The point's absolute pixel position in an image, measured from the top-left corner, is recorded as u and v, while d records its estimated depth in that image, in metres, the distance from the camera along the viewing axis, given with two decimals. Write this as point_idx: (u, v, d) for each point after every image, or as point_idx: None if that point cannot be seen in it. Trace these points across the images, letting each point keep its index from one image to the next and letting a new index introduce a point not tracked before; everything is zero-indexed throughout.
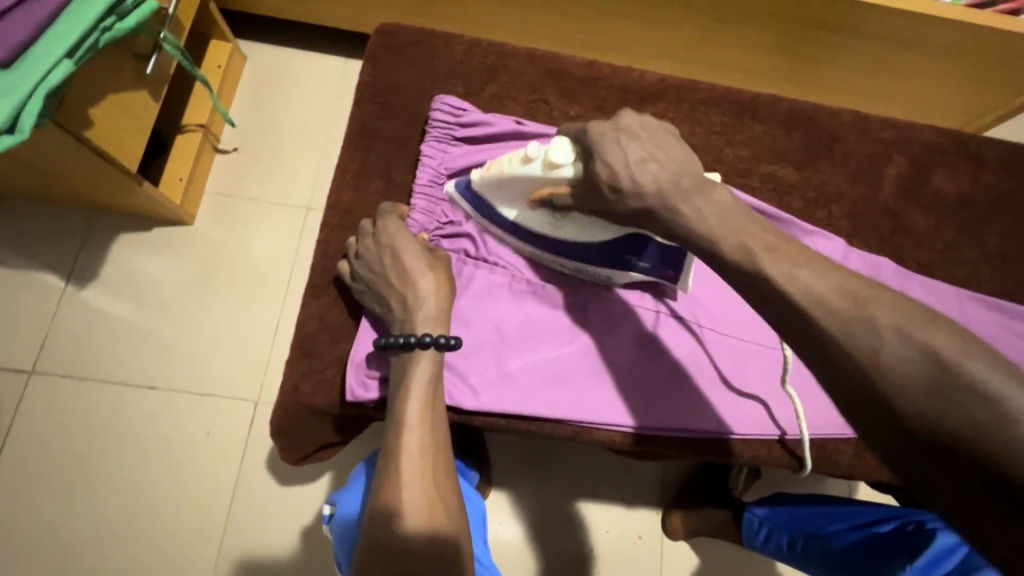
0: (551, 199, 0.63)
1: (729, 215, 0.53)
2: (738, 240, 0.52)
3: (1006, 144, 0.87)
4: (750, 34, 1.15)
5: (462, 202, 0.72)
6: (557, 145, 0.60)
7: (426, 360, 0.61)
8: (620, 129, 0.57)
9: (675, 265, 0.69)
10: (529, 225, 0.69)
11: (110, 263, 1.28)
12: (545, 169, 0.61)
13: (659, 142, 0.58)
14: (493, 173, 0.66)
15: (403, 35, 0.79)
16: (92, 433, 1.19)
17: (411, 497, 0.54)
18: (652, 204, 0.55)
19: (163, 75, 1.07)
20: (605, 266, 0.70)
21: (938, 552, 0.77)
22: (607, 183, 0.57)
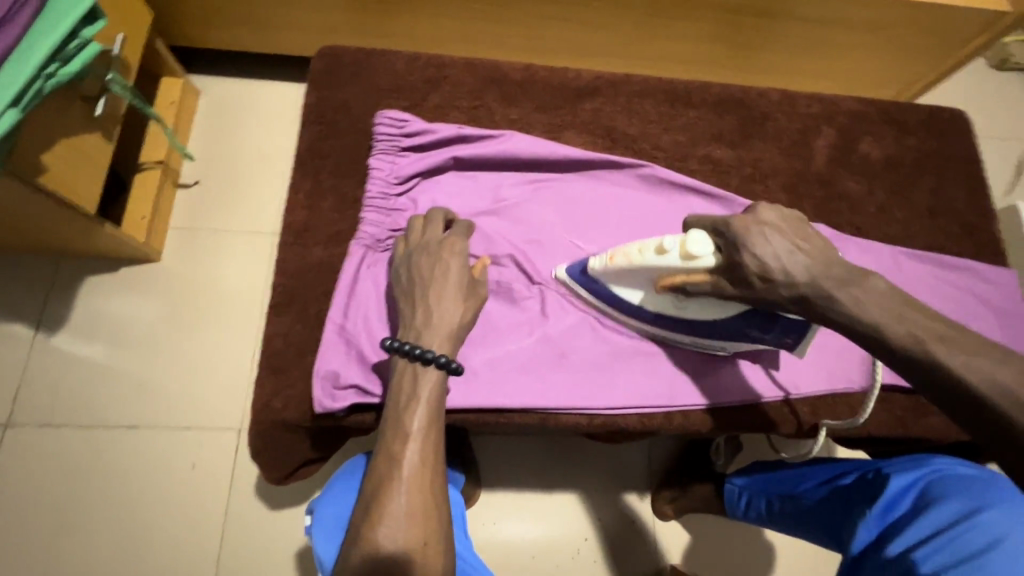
0: (685, 285, 0.66)
1: (887, 300, 0.57)
2: (908, 328, 0.55)
3: (925, 108, 0.93)
4: (687, 26, 1.20)
5: (575, 288, 0.75)
6: (693, 237, 0.65)
7: (430, 378, 0.62)
8: (761, 223, 0.63)
9: (797, 336, 0.68)
10: (654, 307, 0.72)
11: (79, 307, 1.28)
12: (683, 259, 0.65)
13: (797, 232, 0.63)
14: (618, 261, 0.69)
15: (344, 57, 0.82)
16: (76, 480, 1.18)
17: (408, 506, 0.55)
18: (807, 293, 0.60)
19: (113, 116, 1.08)
20: (726, 339, 0.72)
21: (890, 498, 0.83)
22: (756, 273, 0.61)
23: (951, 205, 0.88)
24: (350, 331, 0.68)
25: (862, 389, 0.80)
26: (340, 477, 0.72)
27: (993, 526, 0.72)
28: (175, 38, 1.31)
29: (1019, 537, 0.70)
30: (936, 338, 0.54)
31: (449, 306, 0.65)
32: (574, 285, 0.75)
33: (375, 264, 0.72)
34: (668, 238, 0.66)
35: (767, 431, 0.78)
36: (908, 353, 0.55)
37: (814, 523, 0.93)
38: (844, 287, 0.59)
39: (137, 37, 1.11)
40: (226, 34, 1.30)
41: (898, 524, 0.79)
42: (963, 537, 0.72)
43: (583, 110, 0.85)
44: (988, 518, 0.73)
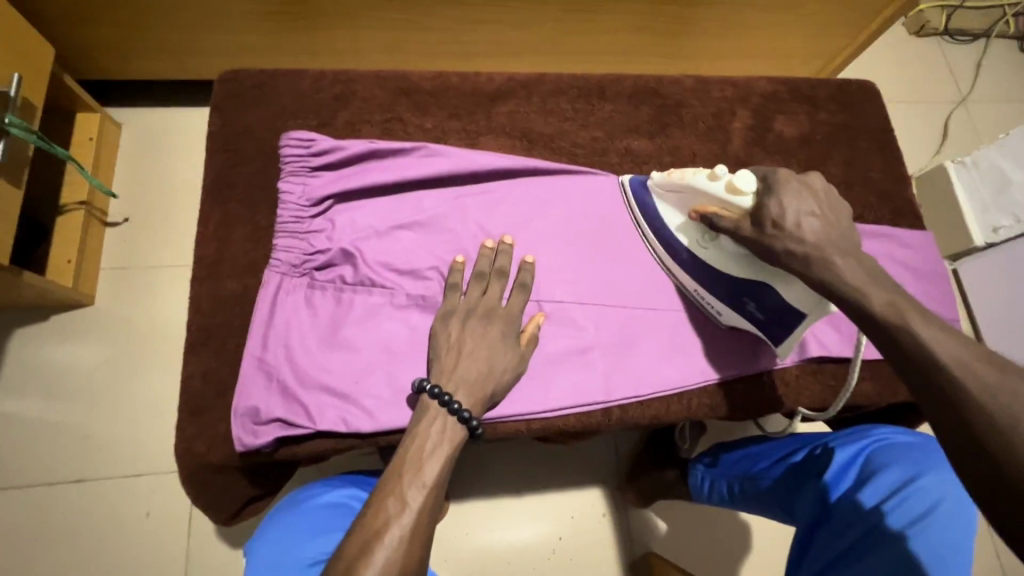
0: (713, 217, 0.71)
1: (882, 283, 0.59)
2: (890, 299, 0.57)
3: (835, 82, 0.95)
4: (607, 19, 1.20)
5: (631, 198, 0.82)
6: (742, 177, 0.69)
7: (451, 432, 0.61)
8: (806, 184, 0.66)
9: (789, 331, 0.74)
10: (680, 235, 0.77)
11: (9, 362, 1.22)
12: (725, 191, 0.69)
13: (831, 205, 0.66)
14: (674, 178, 0.75)
15: (246, 80, 0.80)
16: (23, 542, 1.13)
17: (404, 561, 0.52)
18: (811, 253, 0.63)
19: (17, 161, 1.03)
20: (723, 301, 0.76)
21: (838, 469, 0.84)
22: (774, 218, 0.65)
23: (866, 175, 0.91)
24: (271, 362, 0.67)
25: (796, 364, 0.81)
26: (274, 517, 0.70)
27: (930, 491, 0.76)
28: (85, 71, 1.26)
29: (951, 501, 0.76)
30: (916, 314, 0.55)
31: (479, 370, 0.65)
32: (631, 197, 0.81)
33: (292, 292, 0.70)
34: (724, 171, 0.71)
35: (705, 415, 0.78)
36: (885, 323, 0.56)
37: (772, 501, 0.93)
38: (846, 255, 0.62)
39: (37, 75, 1.07)
40: (138, 63, 1.25)
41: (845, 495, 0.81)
42: (906, 504, 0.76)
43: (497, 113, 0.84)
44: (926, 485, 0.78)
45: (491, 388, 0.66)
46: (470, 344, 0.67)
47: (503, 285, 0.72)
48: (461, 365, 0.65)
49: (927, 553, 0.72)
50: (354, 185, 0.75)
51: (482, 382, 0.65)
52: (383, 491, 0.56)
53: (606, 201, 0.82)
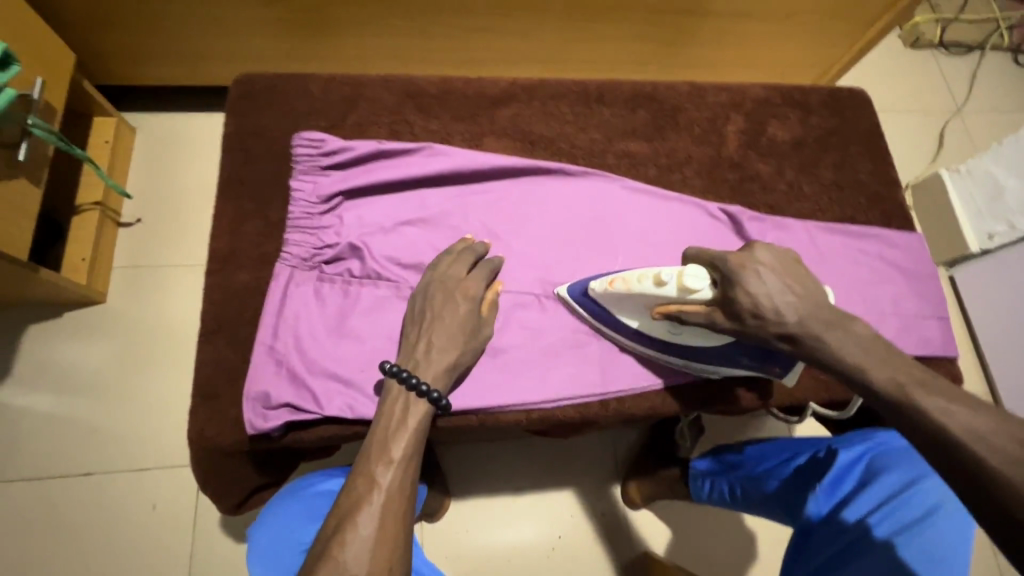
0: (680, 313, 0.70)
1: (870, 346, 0.62)
2: (891, 374, 0.59)
3: (827, 89, 0.98)
4: (606, 28, 1.24)
5: (579, 308, 0.78)
6: (691, 271, 0.68)
7: (416, 413, 0.64)
8: (759, 264, 0.67)
9: (784, 365, 0.73)
10: (649, 331, 0.75)
11: (22, 358, 1.25)
12: (680, 292, 0.68)
13: (791, 273, 0.68)
14: (618, 285, 0.72)
15: (260, 83, 0.84)
16: (32, 533, 1.15)
17: (380, 534, 0.55)
18: (796, 332, 0.65)
19: (38, 160, 1.07)
20: (717, 362, 0.75)
21: (840, 471, 0.86)
22: (750, 310, 0.65)
23: (857, 178, 0.93)
24: (281, 351, 0.69)
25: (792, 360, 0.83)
26: (276, 503, 0.71)
27: (927, 497, 0.79)
28: (102, 77, 1.30)
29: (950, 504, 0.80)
30: (917, 385, 0.57)
31: (446, 345, 0.68)
32: (575, 303, 0.78)
33: (302, 284, 0.73)
34: (666, 269, 0.69)
35: (699, 408, 0.81)
36: (890, 398, 0.59)
37: (773, 502, 0.95)
38: (828, 329, 0.64)
39: (58, 81, 1.10)
40: (153, 69, 1.30)
41: (846, 499, 0.84)
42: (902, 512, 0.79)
43: (500, 116, 0.88)
44: (926, 489, 0.80)
45: (455, 356, 0.69)
46: (437, 321, 0.69)
47: (485, 274, 0.74)
48: (424, 344, 0.68)
49: (925, 556, 0.76)
50: (362, 183, 0.79)
51: (446, 353, 0.68)
52: (355, 474, 0.59)
53: (604, 199, 0.85)
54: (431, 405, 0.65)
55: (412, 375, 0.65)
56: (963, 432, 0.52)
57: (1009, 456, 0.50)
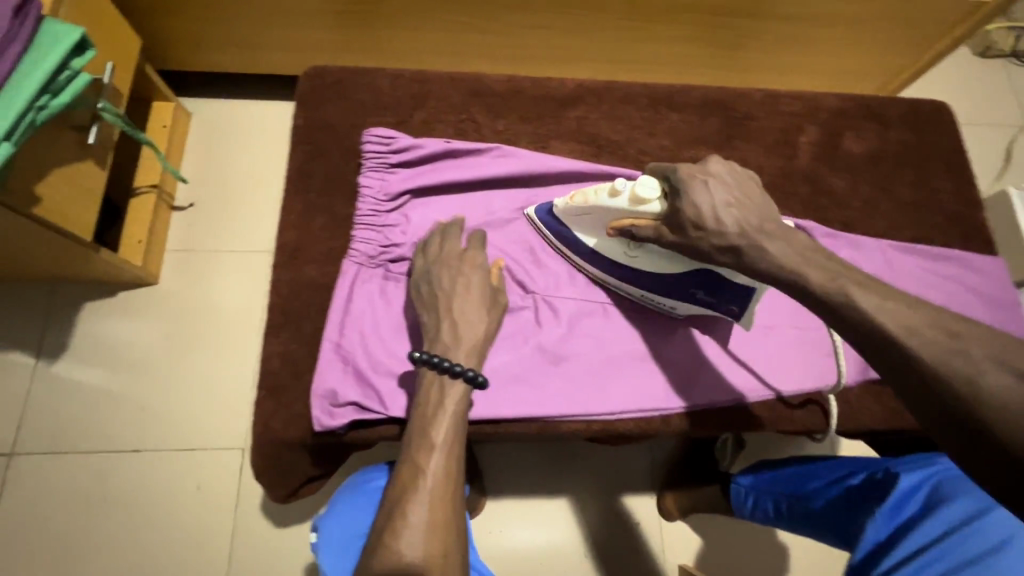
0: (633, 229, 0.70)
1: (810, 256, 0.58)
2: (827, 272, 0.56)
3: (907, 101, 0.94)
4: (669, 28, 1.21)
5: (542, 227, 0.80)
6: (644, 181, 0.68)
7: (454, 392, 0.63)
8: (705, 174, 0.64)
9: (740, 303, 0.73)
10: (606, 253, 0.76)
11: (78, 334, 1.28)
12: (631, 203, 0.68)
13: (741, 186, 0.64)
14: (576, 202, 0.74)
15: (329, 76, 0.84)
16: (83, 505, 1.19)
17: (431, 520, 0.55)
18: (736, 242, 0.61)
19: (105, 144, 1.09)
20: (674, 296, 0.75)
21: (901, 495, 0.82)
22: (692, 220, 0.63)
23: (934, 197, 0.89)
24: (346, 348, 0.70)
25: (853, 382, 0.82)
26: (342, 498, 0.73)
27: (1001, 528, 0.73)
28: (163, 62, 1.32)
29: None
30: (856, 284, 0.55)
31: (473, 319, 0.67)
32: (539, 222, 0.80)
33: (367, 281, 0.74)
34: (622, 180, 0.70)
35: (760, 429, 0.79)
36: (832, 300, 0.56)
37: (826, 523, 0.92)
38: (769, 239, 0.60)
39: (125, 65, 1.12)
40: (212, 56, 1.31)
41: (909, 524, 0.80)
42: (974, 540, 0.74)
43: (567, 118, 0.86)
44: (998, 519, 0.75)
45: (483, 331, 0.67)
46: (458, 297, 0.68)
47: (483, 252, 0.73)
48: (446, 324, 0.66)
49: None
50: (429, 183, 0.79)
51: (474, 328, 0.67)
52: (401, 463, 0.59)
53: None
54: (469, 385, 0.64)
55: (437, 355, 0.64)
56: (896, 327, 0.51)
57: (935, 345, 0.49)
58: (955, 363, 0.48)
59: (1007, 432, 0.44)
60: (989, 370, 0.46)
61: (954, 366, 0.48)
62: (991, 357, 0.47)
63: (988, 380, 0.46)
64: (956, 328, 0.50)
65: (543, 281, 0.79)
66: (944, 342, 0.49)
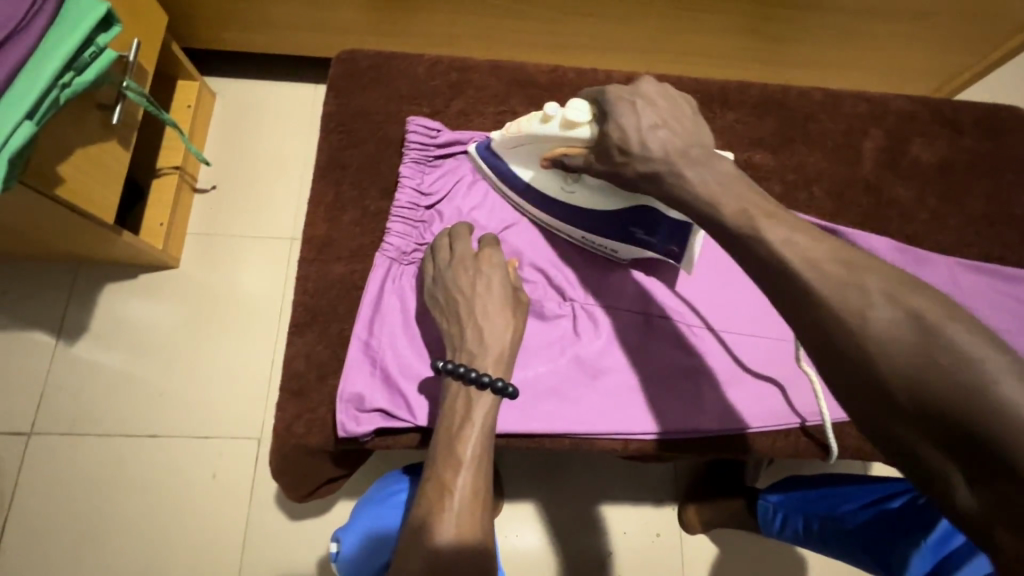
0: (565, 159, 0.67)
1: (732, 183, 0.53)
2: (739, 205, 0.51)
3: (982, 105, 0.87)
4: (718, 19, 1.14)
5: (482, 165, 0.76)
6: (574, 106, 0.63)
7: (483, 403, 0.59)
8: (636, 96, 0.59)
9: (681, 242, 0.71)
10: (541, 188, 0.73)
11: (98, 314, 1.27)
12: (563, 129, 0.64)
13: (673, 110, 0.59)
14: (512, 132, 0.70)
15: (366, 61, 0.80)
16: (99, 487, 1.18)
17: (460, 545, 0.52)
18: (657, 168, 0.56)
19: (129, 124, 1.06)
20: (612, 238, 0.73)
21: (947, 527, 0.77)
22: (617, 145, 0.59)
23: (1008, 211, 0.83)
24: (376, 349, 0.67)
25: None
26: (368, 510, 0.69)
27: None
28: (190, 40, 1.29)
29: None
30: (766, 215, 0.50)
31: (499, 324, 0.62)
32: (481, 161, 0.75)
33: (401, 278, 0.70)
34: (554, 106, 0.66)
35: (803, 455, 0.76)
36: (739, 233, 0.51)
37: (860, 549, 0.86)
38: (694, 166, 0.55)
39: (151, 41, 1.08)
40: (239, 34, 1.27)
41: (959, 552, 0.74)
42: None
43: None
44: None
45: (511, 339, 0.62)
46: (481, 300, 0.63)
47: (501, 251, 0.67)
48: (469, 329, 0.62)
49: None
50: (470, 179, 0.77)
51: (502, 334, 0.62)
52: (427, 480, 0.56)
53: None
54: (497, 395, 0.59)
55: (459, 364, 0.59)
56: (798, 260, 0.47)
57: (833, 280, 0.45)
58: (852, 301, 0.44)
59: (894, 376, 0.42)
60: (884, 308, 0.43)
61: (848, 302, 0.44)
62: (886, 294, 0.44)
63: (880, 319, 0.43)
64: (858, 262, 0.46)
65: (583, 289, 0.75)
66: (842, 276, 0.45)
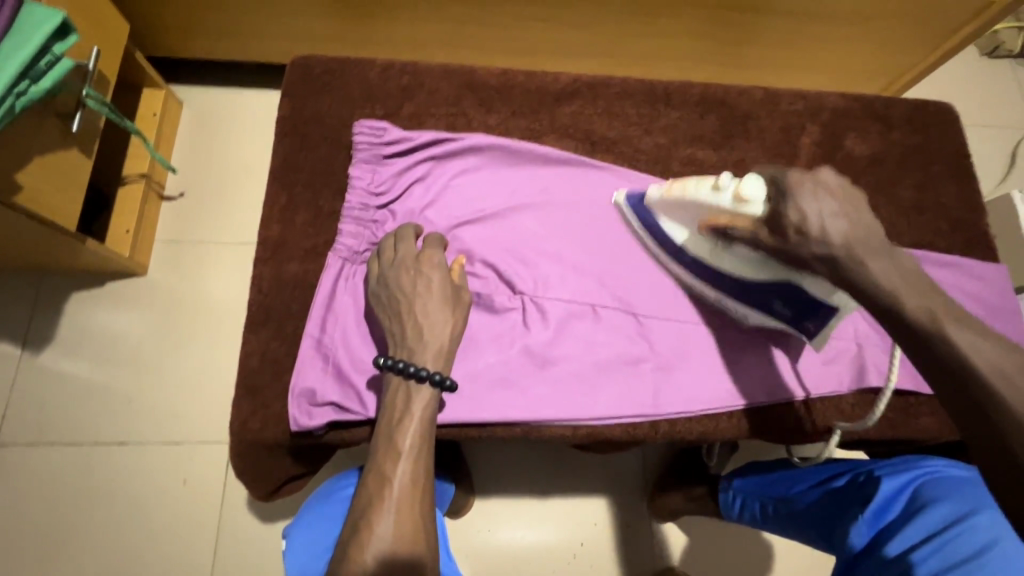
0: (727, 228, 0.68)
1: (909, 276, 0.58)
2: (923, 301, 0.56)
3: (912, 102, 0.92)
4: (669, 24, 1.18)
5: (629, 214, 0.81)
6: (748, 181, 0.65)
7: (423, 396, 0.62)
8: (818, 181, 0.61)
9: (818, 322, 0.74)
10: (692, 249, 0.75)
11: (64, 324, 1.26)
12: (733, 202, 0.66)
13: (850, 198, 0.61)
14: (675, 192, 0.73)
15: (317, 65, 0.82)
16: (68, 497, 1.17)
17: (398, 530, 0.54)
18: (840, 255, 0.59)
19: (91, 132, 1.06)
20: (748, 302, 0.75)
21: (884, 499, 0.80)
22: (795, 227, 0.61)
23: (937, 201, 0.88)
24: (327, 344, 0.69)
25: (840, 392, 0.81)
26: (320, 505, 0.71)
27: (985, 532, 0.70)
28: (153, 48, 1.30)
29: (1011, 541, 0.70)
30: (951, 317, 0.55)
31: (438, 320, 0.65)
32: (628, 208, 0.80)
33: (353, 276, 0.72)
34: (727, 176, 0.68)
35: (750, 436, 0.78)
36: (917, 326, 0.55)
37: (809, 528, 0.88)
38: (875, 257, 0.58)
39: (111, 51, 1.09)
40: (200, 42, 1.28)
41: (890, 528, 0.77)
42: (959, 541, 0.70)
43: (562, 114, 0.85)
44: (981, 523, 0.72)
45: (449, 334, 0.65)
46: (422, 298, 0.66)
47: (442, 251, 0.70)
48: (409, 326, 0.65)
49: None
50: (419, 178, 0.79)
51: (440, 331, 0.64)
52: (367, 471, 0.59)
53: None
54: (436, 388, 0.62)
55: (399, 360, 0.62)
56: (989, 368, 0.51)
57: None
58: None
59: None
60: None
61: None
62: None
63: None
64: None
65: (532, 281, 0.77)
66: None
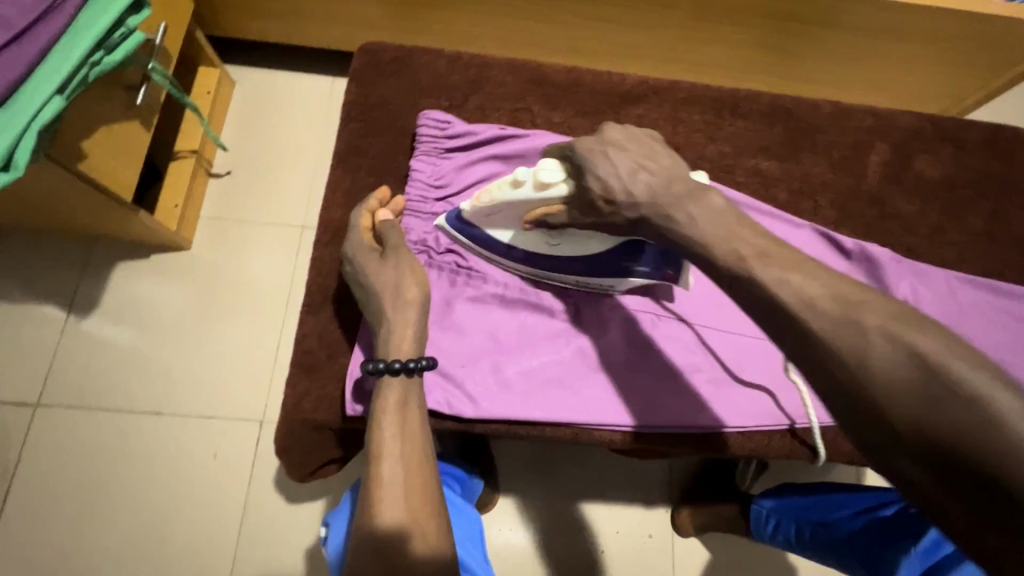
0: (547, 217, 0.69)
1: (720, 217, 0.57)
2: (731, 246, 0.54)
3: (988, 126, 0.89)
4: (728, 32, 1.16)
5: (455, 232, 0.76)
6: (544, 166, 0.66)
7: (394, 387, 0.62)
8: (606, 144, 0.63)
9: (675, 265, 0.73)
10: (524, 245, 0.75)
11: (109, 292, 1.29)
12: (537, 190, 0.67)
13: (646, 150, 0.63)
14: (483, 202, 0.70)
15: (387, 52, 0.82)
16: (101, 461, 1.20)
17: (403, 513, 0.56)
18: (647, 212, 0.60)
19: (152, 105, 1.08)
20: (605, 275, 0.75)
21: (939, 534, 0.79)
22: (602, 196, 0.62)
23: (1009, 229, 0.85)
24: None
25: (803, 425, 0.78)
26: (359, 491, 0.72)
27: None
28: (213, 28, 1.31)
29: None
30: (758, 257, 0.53)
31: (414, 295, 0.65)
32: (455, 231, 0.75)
33: None
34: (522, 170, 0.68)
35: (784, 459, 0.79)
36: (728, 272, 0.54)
37: (849, 555, 0.87)
38: (682, 204, 0.59)
39: (177, 26, 1.11)
40: (260, 24, 1.30)
41: (946, 563, 0.76)
42: None
43: (627, 115, 0.84)
44: None
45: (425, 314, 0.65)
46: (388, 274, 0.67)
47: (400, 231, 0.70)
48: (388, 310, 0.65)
49: None
50: (480, 174, 0.79)
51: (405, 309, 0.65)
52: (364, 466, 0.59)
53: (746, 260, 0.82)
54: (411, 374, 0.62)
55: (381, 361, 0.62)
56: (793, 300, 0.49)
57: (829, 317, 0.48)
58: (852, 336, 0.46)
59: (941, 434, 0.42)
60: (883, 344, 0.45)
61: (844, 339, 0.46)
62: (883, 330, 0.45)
63: (880, 355, 0.45)
64: (856, 299, 0.48)
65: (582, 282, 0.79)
66: (836, 314, 0.47)
